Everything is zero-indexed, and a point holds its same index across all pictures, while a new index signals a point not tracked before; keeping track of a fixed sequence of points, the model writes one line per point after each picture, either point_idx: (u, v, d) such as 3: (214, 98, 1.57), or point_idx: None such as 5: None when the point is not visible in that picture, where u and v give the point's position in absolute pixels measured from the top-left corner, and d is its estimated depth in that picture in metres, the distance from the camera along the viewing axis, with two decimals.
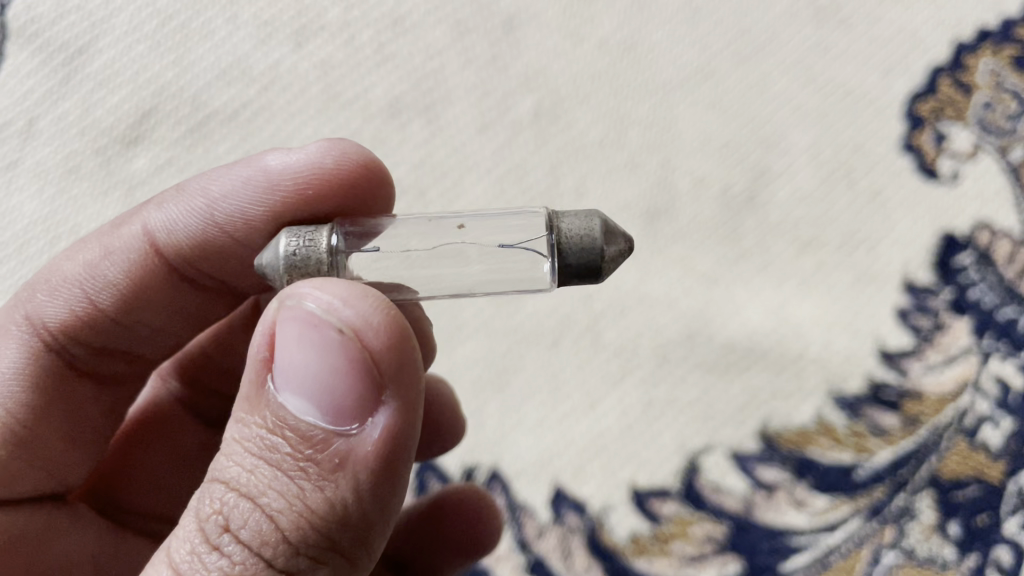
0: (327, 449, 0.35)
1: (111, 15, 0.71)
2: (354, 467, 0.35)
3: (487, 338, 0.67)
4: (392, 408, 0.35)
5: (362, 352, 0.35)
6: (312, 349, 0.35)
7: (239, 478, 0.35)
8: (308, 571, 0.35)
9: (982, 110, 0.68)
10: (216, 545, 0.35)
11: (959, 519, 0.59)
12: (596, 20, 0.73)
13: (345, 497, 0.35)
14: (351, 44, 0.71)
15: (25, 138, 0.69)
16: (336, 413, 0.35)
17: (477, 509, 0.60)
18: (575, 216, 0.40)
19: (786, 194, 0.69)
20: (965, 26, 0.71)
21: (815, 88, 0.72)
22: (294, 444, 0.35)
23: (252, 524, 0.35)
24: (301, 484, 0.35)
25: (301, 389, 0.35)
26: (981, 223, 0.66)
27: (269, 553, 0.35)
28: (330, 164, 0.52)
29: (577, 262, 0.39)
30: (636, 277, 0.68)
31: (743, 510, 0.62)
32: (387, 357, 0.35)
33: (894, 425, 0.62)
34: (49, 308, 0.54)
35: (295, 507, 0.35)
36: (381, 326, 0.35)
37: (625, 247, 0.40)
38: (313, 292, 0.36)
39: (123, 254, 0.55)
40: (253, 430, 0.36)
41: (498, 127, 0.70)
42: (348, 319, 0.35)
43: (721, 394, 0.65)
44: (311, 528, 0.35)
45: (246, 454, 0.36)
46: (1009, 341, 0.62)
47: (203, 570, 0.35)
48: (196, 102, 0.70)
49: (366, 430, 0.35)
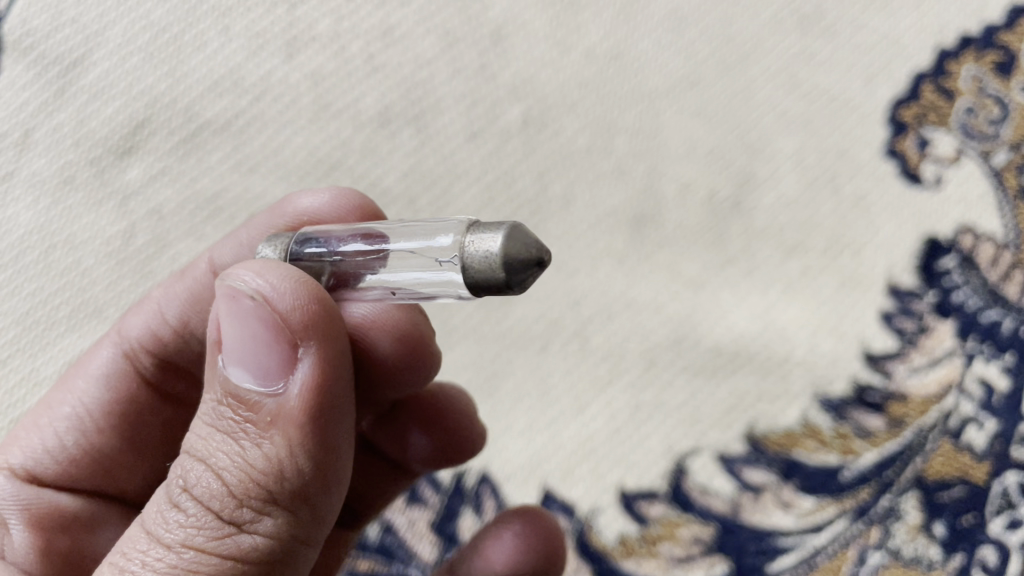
0: (261, 408, 0.37)
1: (105, 28, 0.72)
2: (285, 422, 0.37)
3: (477, 344, 0.67)
4: (311, 362, 0.37)
5: (274, 316, 0.37)
6: (232, 318, 0.38)
7: (195, 446, 0.38)
8: (253, 522, 0.36)
9: (965, 116, 0.70)
10: (176, 503, 0.37)
11: (945, 520, 0.61)
12: (584, 28, 0.74)
13: (280, 452, 0.37)
14: (342, 55, 0.73)
15: (20, 150, 0.70)
16: (265, 375, 0.37)
17: (540, 526, 0.59)
18: (483, 232, 0.36)
19: (771, 200, 0.70)
20: (947, 33, 0.73)
21: (800, 94, 0.73)
22: (235, 409, 0.37)
23: (203, 482, 0.37)
24: (241, 443, 0.37)
25: (234, 359, 0.38)
26: (964, 227, 0.67)
27: (217, 506, 0.37)
28: (329, 210, 0.55)
29: (482, 285, 0.35)
30: (623, 283, 0.69)
31: (730, 512, 0.63)
32: (297, 318, 0.37)
33: (879, 427, 0.63)
34: (132, 322, 0.58)
35: (238, 464, 0.37)
36: (288, 290, 0.38)
37: (536, 257, 0.35)
38: (234, 270, 0.39)
39: (190, 277, 0.58)
40: (206, 402, 0.38)
41: (486, 136, 0.72)
42: (259, 286, 0.38)
43: (708, 397, 0.66)
44: (252, 482, 0.36)
45: (202, 423, 0.38)
46: (992, 343, 0.64)
47: (164, 525, 0.37)
48: (189, 113, 0.71)
49: (290, 388, 0.37)
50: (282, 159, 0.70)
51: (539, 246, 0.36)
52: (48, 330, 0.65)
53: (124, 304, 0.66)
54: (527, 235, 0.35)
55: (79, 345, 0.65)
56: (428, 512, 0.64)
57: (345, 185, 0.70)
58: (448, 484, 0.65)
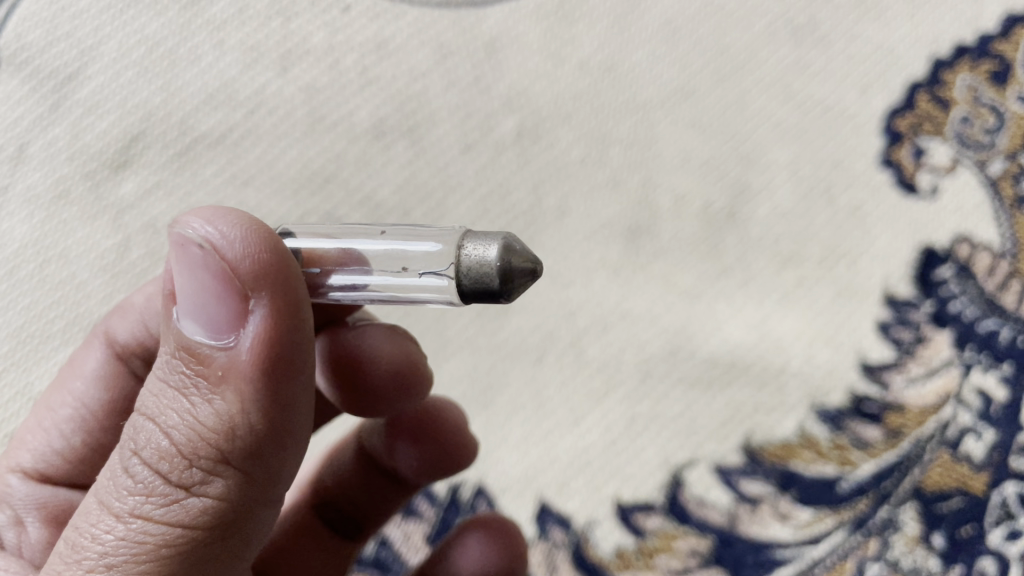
0: (211, 363, 0.37)
1: (100, 42, 0.72)
2: (235, 378, 0.37)
3: (471, 356, 0.67)
4: (261, 313, 0.37)
5: (223, 266, 0.37)
6: (183, 267, 0.37)
7: (146, 404, 0.38)
8: (202, 484, 0.37)
9: (961, 125, 0.70)
10: (126, 467, 0.37)
11: (944, 531, 0.60)
12: (577, 40, 0.74)
13: (230, 409, 0.37)
14: (336, 68, 0.73)
15: (15, 164, 0.70)
16: (217, 328, 0.37)
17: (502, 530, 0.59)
18: (477, 241, 0.36)
19: (766, 210, 0.70)
20: (942, 42, 0.73)
21: (794, 105, 0.73)
22: (186, 363, 0.37)
23: (153, 443, 0.37)
24: (192, 401, 0.37)
25: (185, 312, 0.37)
26: (960, 236, 0.67)
27: (167, 468, 0.37)
28: None
29: (473, 290, 0.36)
30: (618, 294, 0.68)
31: (727, 523, 0.62)
32: (246, 268, 0.37)
33: (877, 438, 0.63)
34: (119, 330, 0.57)
35: (188, 423, 0.37)
36: (238, 239, 0.37)
37: (530, 266, 0.35)
38: (184, 217, 0.38)
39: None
40: (160, 356, 0.38)
41: (481, 148, 0.72)
42: (208, 234, 0.37)
43: (704, 408, 0.65)
44: (202, 442, 0.37)
45: (155, 378, 0.38)
46: (990, 353, 0.64)
47: (114, 493, 0.37)
48: (184, 127, 0.71)
49: (241, 343, 0.37)
50: (276, 172, 0.70)
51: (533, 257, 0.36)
52: (43, 344, 0.65)
53: None
54: (520, 246, 0.36)
55: None
56: (424, 525, 0.64)
57: (339, 198, 0.70)
58: (443, 496, 0.65)
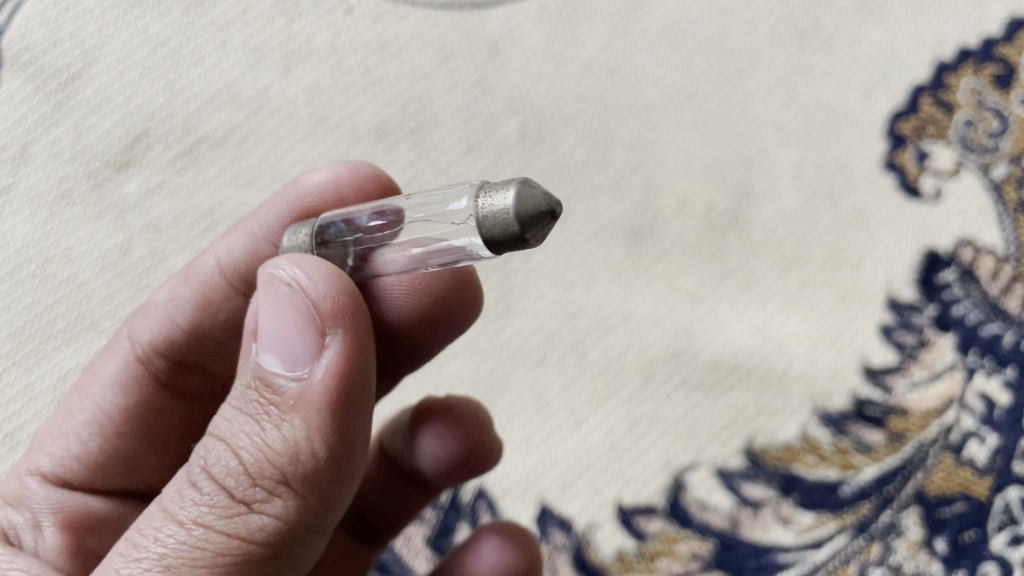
0: (284, 392, 0.38)
1: (104, 42, 0.73)
2: (306, 405, 0.37)
3: (473, 357, 0.67)
4: (336, 346, 0.38)
5: (307, 303, 0.38)
6: (269, 304, 0.39)
7: (219, 427, 0.39)
8: (264, 502, 0.37)
9: (964, 129, 0.70)
10: (194, 481, 0.38)
11: (946, 536, 0.60)
12: (580, 42, 0.75)
13: (297, 434, 0.37)
14: (340, 69, 0.73)
15: (18, 164, 0.70)
16: (292, 360, 0.38)
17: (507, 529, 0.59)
18: (493, 189, 0.36)
19: (770, 213, 0.70)
20: (945, 46, 0.73)
21: (797, 108, 0.73)
22: (260, 391, 0.38)
23: (222, 460, 0.38)
24: (264, 425, 0.38)
25: (265, 345, 0.39)
26: (964, 240, 0.67)
27: (232, 484, 0.37)
28: (348, 186, 0.54)
29: (497, 240, 0.35)
30: (621, 297, 0.68)
31: (728, 527, 0.62)
32: (327, 306, 0.38)
33: (880, 442, 0.63)
34: (143, 328, 0.57)
35: (257, 444, 0.37)
36: (322, 281, 0.39)
37: (547, 207, 0.34)
38: (276, 262, 0.40)
39: (195, 279, 0.57)
40: (236, 385, 0.39)
41: (483, 150, 0.71)
42: (295, 275, 0.39)
43: (707, 411, 0.65)
44: (267, 463, 0.37)
45: (230, 405, 0.39)
46: (993, 357, 0.64)
47: (179, 503, 0.37)
48: (187, 127, 0.71)
49: (314, 373, 0.37)
50: (279, 172, 0.70)
51: (551, 197, 0.35)
52: (43, 344, 0.65)
53: (120, 317, 0.66)
54: (536, 188, 0.35)
55: (74, 359, 0.65)
56: (425, 527, 0.64)
57: None
58: (445, 498, 0.64)
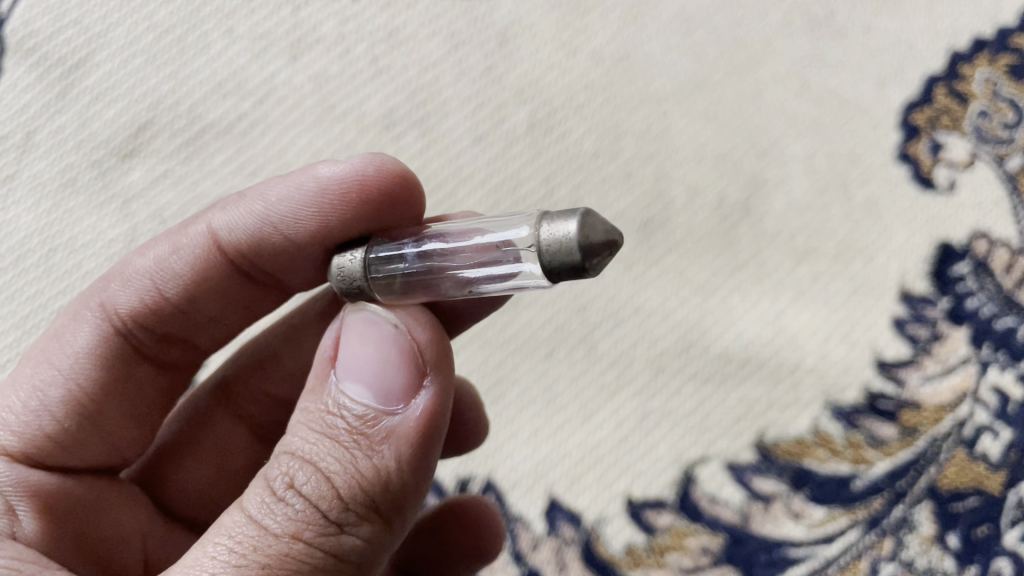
0: (378, 424, 0.38)
1: (108, 29, 0.72)
2: (400, 440, 0.38)
3: (482, 350, 0.67)
4: (433, 389, 0.40)
5: (412, 344, 0.41)
6: (369, 341, 0.41)
7: (303, 448, 0.38)
8: (354, 526, 0.37)
9: (979, 120, 0.69)
10: (281, 497, 0.37)
11: (959, 530, 0.59)
12: (590, 31, 0.74)
13: (390, 465, 0.38)
14: (346, 57, 0.72)
15: (21, 152, 0.69)
16: (386, 395, 0.39)
17: (472, 513, 0.59)
18: (554, 219, 0.36)
19: (782, 205, 0.69)
20: (960, 35, 0.72)
21: (811, 98, 0.72)
22: (349, 420, 0.38)
23: (311, 481, 0.37)
24: (354, 453, 0.38)
25: (357, 377, 0.40)
26: (978, 233, 0.66)
27: (325, 506, 0.37)
28: (373, 178, 0.51)
29: (555, 269, 0.35)
30: (631, 289, 0.68)
31: (739, 522, 0.61)
32: (430, 351, 0.41)
33: (893, 436, 0.62)
34: (121, 296, 0.54)
35: (348, 470, 0.37)
36: (425, 326, 0.42)
37: (608, 242, 0.35)
38: (375, 306, 0.43)
39: (187, 249, 0.55)
40: (316, 410, 0.39)
41: (492, 139, 0.71)
42: (400, 319, 0.42)
43: (717, 405, 0.65)
44: (359, 488, 0.37)
45: (313, 430, 0.39)
46: (1008, 351, 0.62)
47: (268, 516, 0.37)
48: (192, 115, 0.70)
49: (411, 410, 0.39)
50: (285, 162, 0.69)
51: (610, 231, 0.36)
52: None
53: None
54: (598, 220, 0.36)
55: None
56: None
57: None
58: (452, 492, 0.64)
